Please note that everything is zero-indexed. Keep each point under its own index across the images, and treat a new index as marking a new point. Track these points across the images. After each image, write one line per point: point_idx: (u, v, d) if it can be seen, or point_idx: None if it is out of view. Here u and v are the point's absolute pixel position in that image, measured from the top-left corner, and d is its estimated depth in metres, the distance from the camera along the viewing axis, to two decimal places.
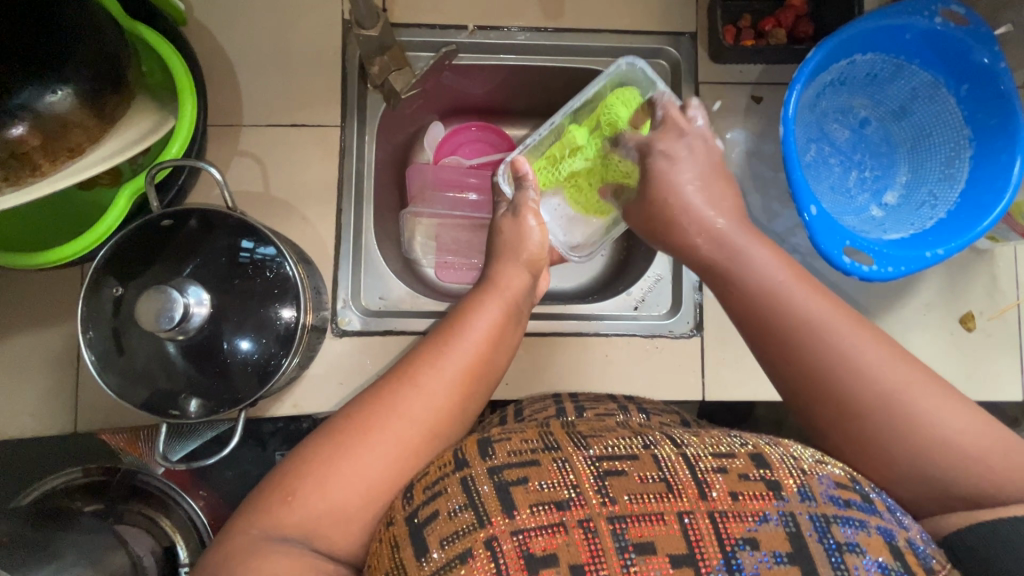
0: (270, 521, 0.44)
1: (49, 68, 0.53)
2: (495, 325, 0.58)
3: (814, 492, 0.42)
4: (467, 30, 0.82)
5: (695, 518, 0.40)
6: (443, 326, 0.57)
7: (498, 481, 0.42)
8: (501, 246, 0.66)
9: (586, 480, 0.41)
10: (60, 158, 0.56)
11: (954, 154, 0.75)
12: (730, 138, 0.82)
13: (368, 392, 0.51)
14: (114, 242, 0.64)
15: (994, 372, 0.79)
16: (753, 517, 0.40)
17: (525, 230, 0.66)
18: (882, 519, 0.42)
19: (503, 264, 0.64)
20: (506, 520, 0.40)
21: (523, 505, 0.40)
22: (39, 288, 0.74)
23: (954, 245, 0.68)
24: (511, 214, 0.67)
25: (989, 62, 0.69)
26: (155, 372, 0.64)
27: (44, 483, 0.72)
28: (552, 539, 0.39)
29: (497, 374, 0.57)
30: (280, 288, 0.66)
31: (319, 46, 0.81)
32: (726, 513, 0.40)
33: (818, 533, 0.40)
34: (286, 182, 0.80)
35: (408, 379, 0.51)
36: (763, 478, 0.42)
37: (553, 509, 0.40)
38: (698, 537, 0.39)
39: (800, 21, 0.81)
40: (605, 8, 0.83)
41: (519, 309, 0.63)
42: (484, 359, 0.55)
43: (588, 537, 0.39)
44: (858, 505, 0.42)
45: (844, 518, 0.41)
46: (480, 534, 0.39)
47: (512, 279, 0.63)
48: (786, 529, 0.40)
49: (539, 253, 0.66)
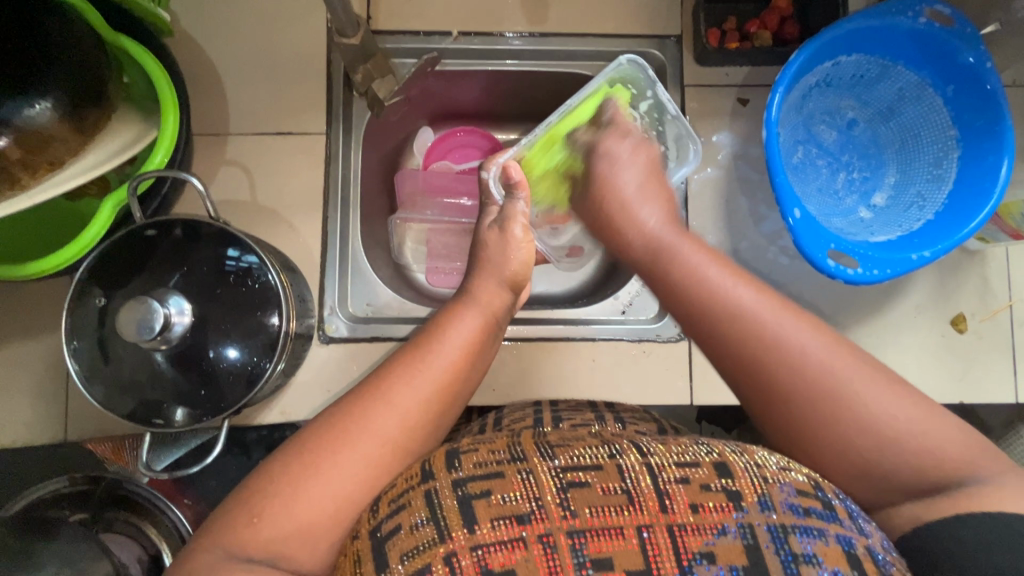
0: (242, 532, 0.44)
1: (29, 83, 0.54)
2: (471, 339, 0.58)
3: (775, 501, 0.42)
4: (451, 36, 0.83)
5: (654, 532, 0.40)
6: (421, 342, 0.56)
7: (460, 494, 0.41)
8: (485, 261, 0.64)
9: (548, 492, 0.41)
10: (40, 171, 0.57)
11: (942, 154, 0.75)
12: (716, 141, 0.81)
13: (343, 402, 0.51)
14: (98, 252, 0.65)
15: (986, 374, 0.78)
16: (711, 530, 0.40)
17: (511, 245, 0.64)
18: (843, 526, 0.41)
19: (481, 279, 0.64)
20: (466, 534, 0.40)
21: (483, 518, 0.40)
22: (27, 297, 0.74)
23: (940, 248, 0.67)
24: (497, 228, 0.65)
25: (975, 61, 0.69)
26: (141, 381, 0.65)
27: (29, 493, 0.71)
28: (511, 553, 0.39)
29: (472, 387, 0.57)
30: (264, 297, 0.67)
31: (303, 54, 0.82)
32: (685, 527, 0.40)
33: (775, 545, 0.40)
34: (272, 190, 0.80)
35: (385, 397, 0.50)
36: (724, 489, 0.42)
37: (514, 523, 0.40)
38: (655, 551, 0.39)
39: (786, 22, 0.80)
40: (589, 12, 0.83)
41: (497, 324, 0.63)
42: (460, 375, 0.55)
43: (547, 553, 0.39)
44: (818, 513, 0.42)
45: (803, 527, 0.41)
46: (438, 551, 0.39)
47: (493, 297, 0.63)
48: (743, 541, 0.40)
49: (521, 270, 0.65)
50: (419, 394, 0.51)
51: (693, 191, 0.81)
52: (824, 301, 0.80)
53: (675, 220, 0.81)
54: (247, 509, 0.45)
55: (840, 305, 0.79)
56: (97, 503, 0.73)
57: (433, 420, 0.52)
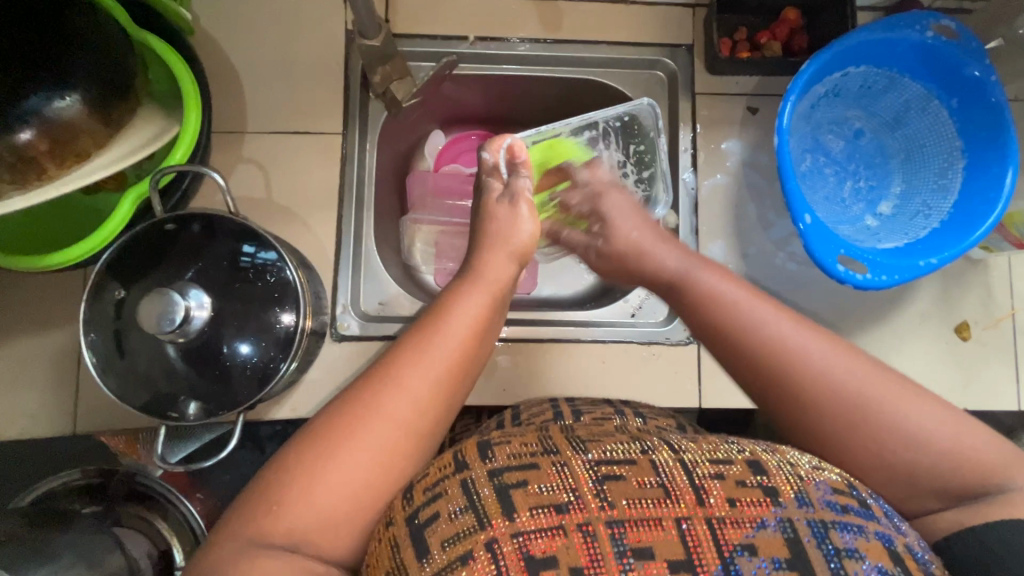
0: (261, 520, 0.44)
1: (58, 77, 0.55)
2: (476, 319, 0.56)
3: (812, 497, 0.42)
4: (467, 41, 0.84)
5: (693, 524, 0.40)
6: (424, 322, 0.55)
7: (498, 484, 0.42)
8: (485, 237, 0.64)
9: (585, 484, 0.42)
10: (67, 162, 0.57)
11: (947, 164, 0.76)
12: (725, 148, 0.83)
13: (358, 384, 0.51)
14: (118, 243, 0.65)
15: (990, 381, 0.79)
16: (752, 523, 0.40)
17: (518, 220, 0.64)
18: (880, 524, 0.42)
19: (489, 254, 0.62)
20: (506, 522, 0.40)
21: (522, 507, 0.41)
22: (41, 290, 0.74)
23: (947, 254, 0.68)
24: (507, 202, 0.64)
25: (979, 74, 0.71)
26: (156, 375, 0.65)
27: (41, 485, 0.70)
28: (553, 540, 0.39)
29: (477, 369, 0.56)
30: (280, 293, 0.67)
31: (322, 55, 0.83)
32: (724, 519, 0.40)
33: (817, 539, 0.40)
34: (288, 188, 0.81)
35: (391, 379, 0.50)
36: (761, 484, 0.42)
37: (552, 512, 0.40)
38: (696, 542, 0.39)
39: (795, 34, 0.82)
40: (603, 20, 0.84)
41: (504, 299, 0.62)
42: (467, 353, 0.54)
43: (588, 541, 0.39)
44: (855, 510, 0.42)
45: (842, 523, 0.41)
46: (480, 537, 0.39)
47: (498, 271, 0.61)
48: (784, 535, 0.40)
49: (528, 244, 0.64)
50: (428, 373, 0.51)
51: (703, 197, 0.82)
52: (829, 308, 0.81)
53: (685, 225, 0.82)
54: (261, 497, 0.45)
55: (847, 311, 0.81)
56: (110, 496, 0.72)
57: (444, 395, 0.51)
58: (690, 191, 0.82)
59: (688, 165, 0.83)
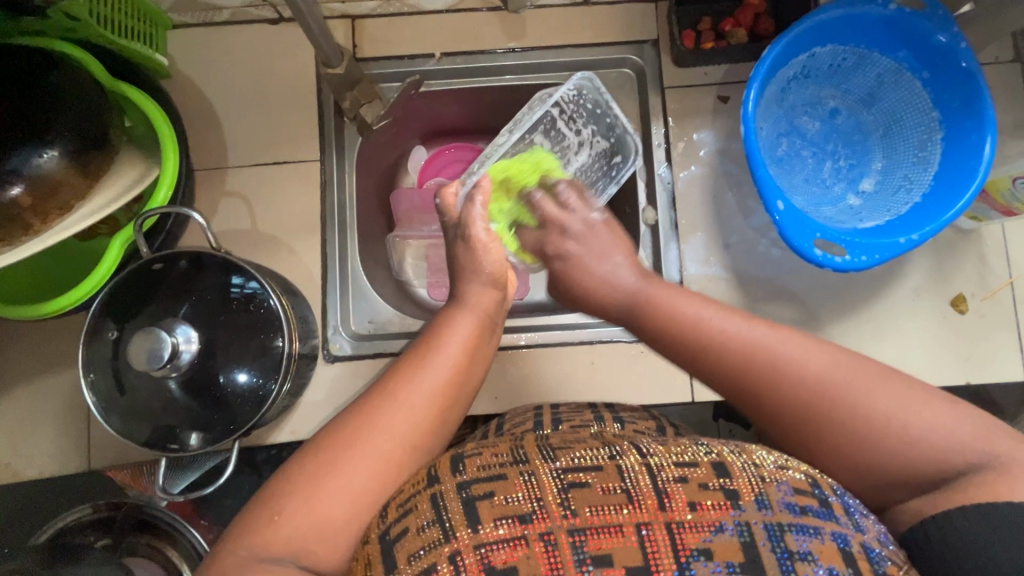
0: (231, 553, 0.44)
1: (40, 135, 0.58)
2: (475, 337, 0.57)
3: (772, 500, 0.42)
4: (434, 58, 0.86)
5: (653, 530, 0.40)
6: (424, 341, 0.56)
7: (466, 496, 0.43)
8: (463, 269, 0.62)
9: (550, 492, 0.42)
10: (51, 216, 0.60)
11: (926, 136, 0.75)
12: (697, 139, 0.83)
13: (364, 397, 0.52)
14: (109, 287, 0.68)
15: (992, 354, 0.77)
16: (709, 527, 0.41)
17: (479, 253, 0.61)
18: (838, 524, 0.42)
19: (470, 281, 0.61)
20: (471, 534, 0.41)
21: (487, 519, 0.41)
22: (46, 335, 0.78)
23: (928, 230, 0.67)
24: (462, 240, 0.62)
25: (948, 41, 0.69)
26: (156, 408, 0.68)
27: (56, 522, 0.72)
28: (513, 551, 0.40)
29: (477, 385, 0.57)
30: (267, 322, 0.69)
31: (295, 85, 0.85)
32: (683, 523, 0.41)
33: (771, 543, 0.40)
34: (272, 217, 0.83)
35: (396, 390, 0.51)
36: (722, 487, 0.42)
37: (516, 522, 0.41)
38: (654, 549, 0.40)
39: (760, 19, 0.82)
40: (566, 23, 0.85)
41: (494, 322, 0.61)
42: (467, 369, 0.55)
43: (548, 550, 0.40)
44: (814, 511, 0.42)
45: (799, 525, 0.41)
46: (444, 550, 0.40)
47: (483, 296, 0.61)
48: (739, 538, 0.40)
49: (501, 267, 0.62)
50: (425, 386, 0.51)
51: (680, 190, 0.82)
52: (818, 292, 0.80)
53: (664, 219, 0.82)
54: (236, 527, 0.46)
55: (833, 293, 0.80)
56: (119, 528, 0.75)
57: (441, 411, 0.52)
58: (666, 186, 0.82)
59: (662, 159, 0.83)
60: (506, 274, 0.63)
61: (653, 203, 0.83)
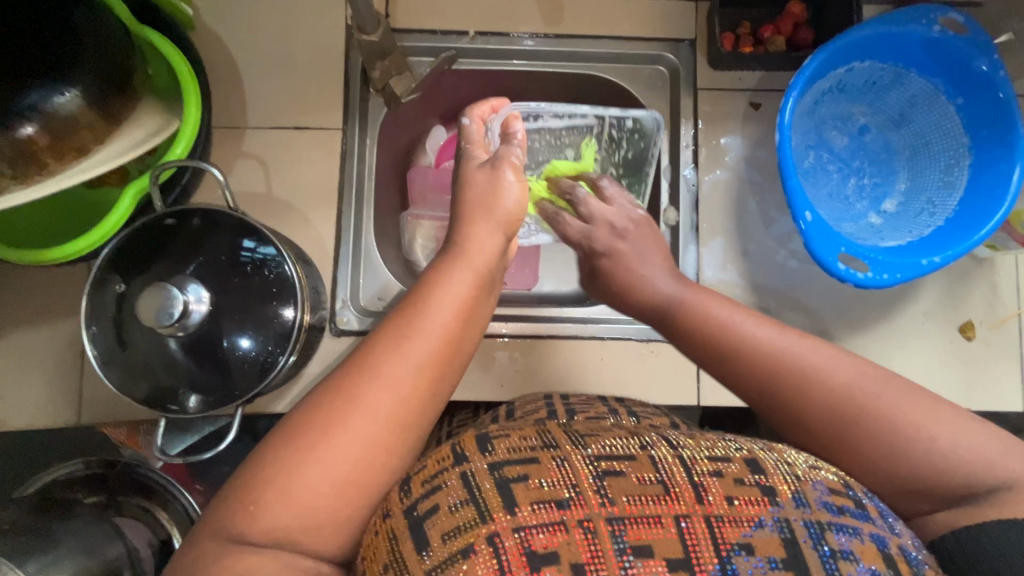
0: (244, 517, 0.44)
1: (58, 73, 0.55)
2: (465, 299, 0.53)
3: (809, 498, 0.42)
4: (467, 36, 0.84)
5: (692, 522, 0.40)
6: (409, 303, 0.52)
7: (499, 478, 0.42)
8: (478, 210, 0.59)
9: (585, 479, 0.42)
10: (66, 158, 0.58)
11: (954, 161, 0.75)
12: (724, 143, 0.82)
13: (339, 376, 0.48)
14: (118, 236, 0.65)
15: (994, 381, 0.78)
16: (749, 522, 0.40)
17: (503, 186, 0.59)
18: (875, 525, 0.42)
19: (472, 227, 0.58)
20: (508, 517, 0.40)
21: (524, 501, 0.41)
22: (45, 283, 0.76)
23: (952, 253, 0.67)
24: (488, 168, 0.61)
25: (987, 69, 0.69)
26: (155, 367, 0.66)
27: (46, 475, 0.73)
28: (554, 536, 0.39)
29: (467, 354, 0.53)
30: (280, 287, 0.67)
31: (322, 49, 0.83)
32: (722, 517, 0.40)
33: (813, 540, 0.40)
34: (288, 182, 0.81)
35: (373, 369, 0.47)
36: (758, 483, 0.42)
37: (553, 507, 0.41)
38: (694, 541, 0.39)
39: (799, 28, 0.81)
40: (605, 14, 0.84)
41: (492, 279, 0.57)
42: (453, 336, 0.51)
43: (588, 538, 0.39)
44: (851, 511, 0.42)
45: (838, 525, 0.41)
46: (481, 531, 0.40)
47: (484, 245, 0.57)
48: (780, 535, 0.40)
49: (515, 210, 0.59)
50: (407, 360, 0.48)
51: (704, 192, 0.81)
52: (833, 307, 0.80)
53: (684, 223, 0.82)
54: (257, 491, 0.44)
55: (848, 310, 0.80)
56: (111, 486, 0.75)
57: (426, 376, 0.49)
58: (691, 189, 0.81)
59: (689, 161, 0.82)
60: (518, 221, 0.60)
61: (675, 205, 0.83)
